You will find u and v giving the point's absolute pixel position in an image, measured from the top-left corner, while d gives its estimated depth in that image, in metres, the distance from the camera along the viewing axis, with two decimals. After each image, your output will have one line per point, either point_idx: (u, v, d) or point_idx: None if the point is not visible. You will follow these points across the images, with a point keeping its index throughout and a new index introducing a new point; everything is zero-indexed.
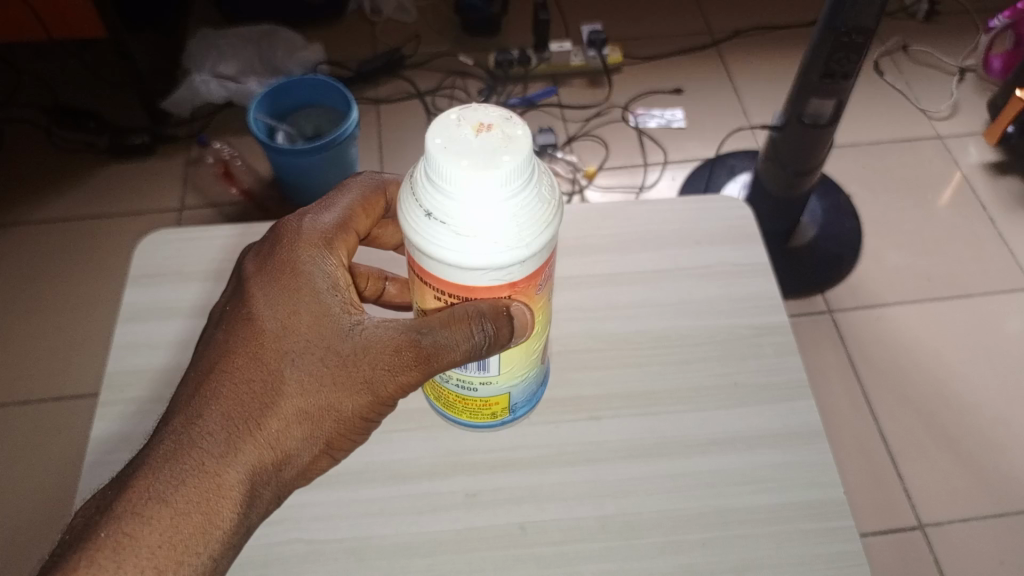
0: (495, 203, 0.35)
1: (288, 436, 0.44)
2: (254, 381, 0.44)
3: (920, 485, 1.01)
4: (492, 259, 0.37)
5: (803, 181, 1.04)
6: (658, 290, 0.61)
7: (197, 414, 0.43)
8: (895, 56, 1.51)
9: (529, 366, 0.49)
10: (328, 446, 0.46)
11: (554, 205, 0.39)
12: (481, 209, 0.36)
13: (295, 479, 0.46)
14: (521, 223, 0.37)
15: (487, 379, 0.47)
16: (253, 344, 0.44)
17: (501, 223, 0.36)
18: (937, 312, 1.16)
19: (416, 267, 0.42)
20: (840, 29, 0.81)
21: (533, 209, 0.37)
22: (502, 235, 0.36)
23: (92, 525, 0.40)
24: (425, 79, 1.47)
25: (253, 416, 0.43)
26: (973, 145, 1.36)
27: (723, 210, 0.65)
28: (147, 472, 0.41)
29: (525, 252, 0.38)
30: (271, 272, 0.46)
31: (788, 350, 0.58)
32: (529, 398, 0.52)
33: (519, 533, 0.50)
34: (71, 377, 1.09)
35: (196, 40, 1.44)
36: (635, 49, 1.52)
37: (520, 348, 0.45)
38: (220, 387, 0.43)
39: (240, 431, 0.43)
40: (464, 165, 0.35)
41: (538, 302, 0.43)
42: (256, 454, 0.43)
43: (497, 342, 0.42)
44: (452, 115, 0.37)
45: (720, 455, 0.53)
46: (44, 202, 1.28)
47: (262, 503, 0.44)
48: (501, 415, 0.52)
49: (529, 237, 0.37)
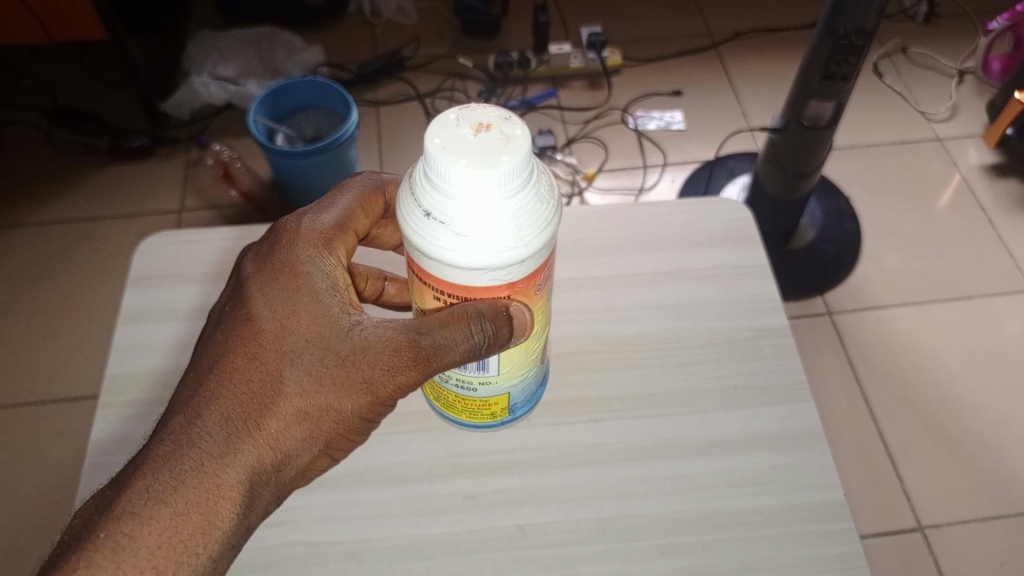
0: (494, 203, 0.36)
1: (287, 436, 0.44)
2: (254, 381, 0.44)
3: (919, 487, 1.01)
4: (491, 259, 0.37)
5: (803, 183, 1.05)
6: (657, 292, 0.61)
7: (196, 414, 0.43)
8: (894, 58, 1.51)
9: (528, 366, 0.49)
10: (327, 446, 0.46)
11: (553, 205, 0.39)
12: (480, 209, 0.36)
13: (294, 479, 0.46)
14: (520, 223, 0.37)
15: (487, 379, 0.47)
16: (253, 344, 0.44)
17: (501, 223, 0.36)
18: (936, 314, 1.16)
19: (416, 267, 0.42)
20: (839, 32, 0.81)
21: (532, 209, 0.37)
22: (501, 235, 0.36)
23: (91, 525, 0.40)
24: (425, 81, 1.47)
25: (252, 416, 0.43)
26: (972, 147, 1.37)
27: (723, 212, 0.65)
28: (146, 472, 0.41)
29: (524, 252, 0.38)
30: (270, 271, 0.46)
31: (788, 352, 0.58)
32: (529, 398, 0.53)
33: (519, 535, 0.50)
34: (70, 380, 1.09)
35: (196, 42, 1.45)
36: (635, 51, 1.52)
37: (519, 348, 0.45)
38: (219, 387, 0.43)
39: (239, 431, 0.43)
40: (463, 164, 0.35)
41: (537, 302, 0.44)
42: (255, 455, 0.43)
43: (497, 342, 0.42)
44: (451, 115, 0.37)
45: (720, 457, 0.53)
46: (44, 204, 1.29)
47: (261, 503, 0.44)
48: (500, 415, 0.52)
49: (528, 237, 0.37)
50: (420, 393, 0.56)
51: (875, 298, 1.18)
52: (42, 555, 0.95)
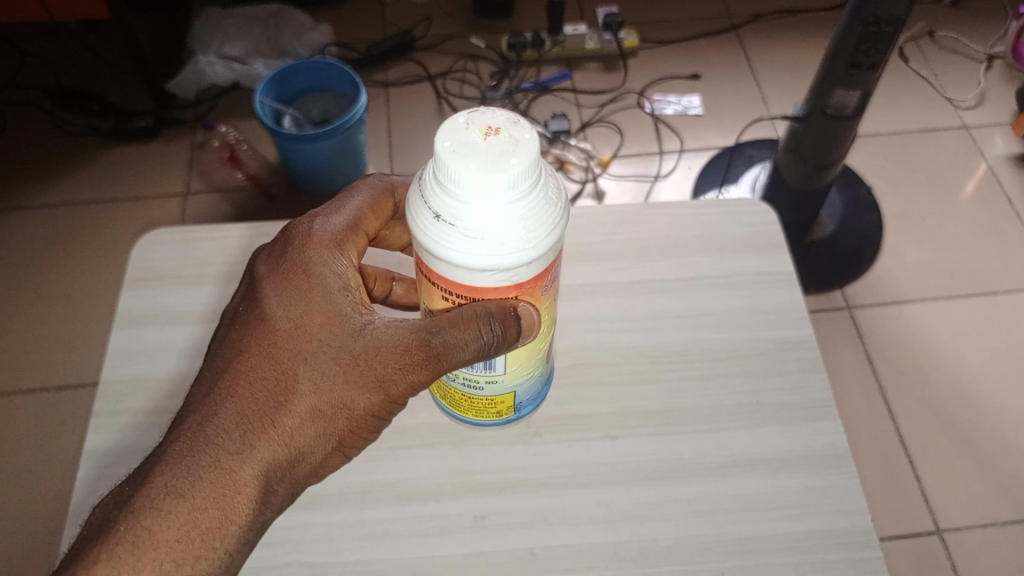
0: (502, 207, 0.33)
1: (300, 433, 0.42)
2: (267, 379, 0.41)
3: (938, 490, 0.98)
4: (499, 261, 0.34)
5: (823, 173, 1.01)
6: (676, 300, 0.58)
7: (212, 410, 0.40)
8: (920, 41, 1.46)
9: (533, 366, 0.46)
10: (340, 444, 0.44)
11: (562, 207, 0.36)
12: (490, 211, 0.33)
13: (308, 477, 0.44)
14: (529, 225, 0.34)
15: (492, 378, 0.45)
16: (266, 344, 0.42)
17: (510, 228, 0.33)
18: (958, 311, 1.13)
19: (422, 267, 0.39)
20: (868, 19, 0.77)
21: (539, 212, 0.34)
22: (510, 238, 0.34)
23: (110, 520, 0.38)
24: (435, 61, 1.43)
25: (267, 414, 0.41)
26: (999, 136, 1.32)
27: (746, 216, 0.62)
28: (163, 468, 0.39)
29: (532, 255, 0.35)
30: (283, 272, 0.44)
31: (814, 366, 0.55)
32: (534, 397, 0.50)
33: (529, 558, 0.47)
34: (72, 366, 1.08)
35: (201, 20, 1.41)
36: (651, 32, 1.47)
37: (525, 348, 0.43)
38: (234, 385, 0.41)
39: (255, 428, 0.41)
40: (473, 168, 0.32)
41: (544, 303, 0.41)
42: (270, 451, 0.41)
43: (506, 342, 0.39)
44: (460, 118, 0.34)
45: (742, 478, 0.50)
46: (46, 186, 1.26)
47: (276, 500, 0.42)
48: (506, 413, 0.49)
49: (537, 240, 0.35)
50: (425, 405, 0.53)
51: (896, 292, 1.15)
52: (45, 546, 0.94)
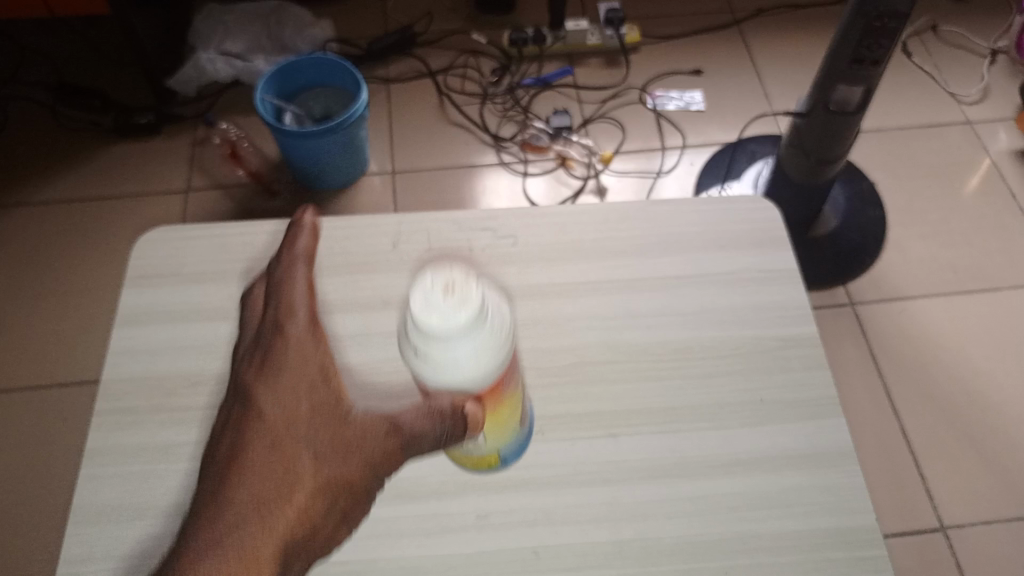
0: (458, 354, 0.37)
1: (311, 481, 0.41)
2: (266, 438, 0.40)
3: (941, 487, 0.98)
4: (460, 383, 0.39)
5: (825, 169, 1.01)
6: (680, 298, 0.57)
7: (222, 484, 0.39)
8: (923, 35, 1.45)
9: (514, 430, 0.46)
10: (348, 497, 0.43)
11: (508, 333, 0.39)
12: (450, 359, 0.37)
13: (325, 539, 0.42)
14: (481, 360, 0.38)
15: (475, 446, 0.45)
16: (254, 412, 0.41)
17: (465, 365, 0.37)
18: (961, 306, 1.13)
19: (404, 362, 0.42)
20: (872, 14, 0.77)
21: (488, 349, 0.38)
22: (465, 371, 0.38)
23: None
24: (437, 57, 1.43)
25: (272, 475, 0.40)
26: (1002, 131, 1.32)
27: (749, 212, 0.62)
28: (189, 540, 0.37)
29: (484, 377, 0.39)
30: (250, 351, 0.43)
31: (818, 364, 0.54)
32: (519, 447, 0.49)
33: (533, 557, 0.47)
34: (75, 363, 1.08)
35: (201, 15, 1.40)
36: (653, 28, 1.47)
37: (492, 436, 0.45)
38: (233, 453, 0.40)
39: (265, 489, 0.39)
40: (439, 330, 0.35)
41: (508, 399, 0.43)
42: (288, 506, 0.39)
43: (463, 418, 0.40)
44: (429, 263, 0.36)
45: (745, 477, 0.50)
46: (47, 183, 1.26)
47: (300, 562, 0.40)
48: (490, 466, 0.49)
49: (488, 365, 0.38)
50: None
51: (899, 288, 1.15)
52: (50, 545, 0.94)
